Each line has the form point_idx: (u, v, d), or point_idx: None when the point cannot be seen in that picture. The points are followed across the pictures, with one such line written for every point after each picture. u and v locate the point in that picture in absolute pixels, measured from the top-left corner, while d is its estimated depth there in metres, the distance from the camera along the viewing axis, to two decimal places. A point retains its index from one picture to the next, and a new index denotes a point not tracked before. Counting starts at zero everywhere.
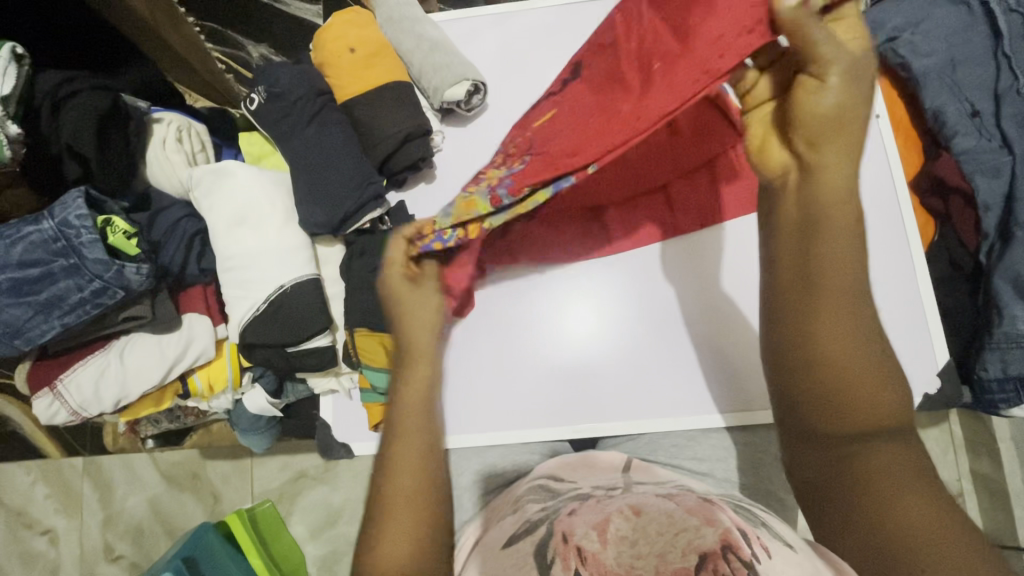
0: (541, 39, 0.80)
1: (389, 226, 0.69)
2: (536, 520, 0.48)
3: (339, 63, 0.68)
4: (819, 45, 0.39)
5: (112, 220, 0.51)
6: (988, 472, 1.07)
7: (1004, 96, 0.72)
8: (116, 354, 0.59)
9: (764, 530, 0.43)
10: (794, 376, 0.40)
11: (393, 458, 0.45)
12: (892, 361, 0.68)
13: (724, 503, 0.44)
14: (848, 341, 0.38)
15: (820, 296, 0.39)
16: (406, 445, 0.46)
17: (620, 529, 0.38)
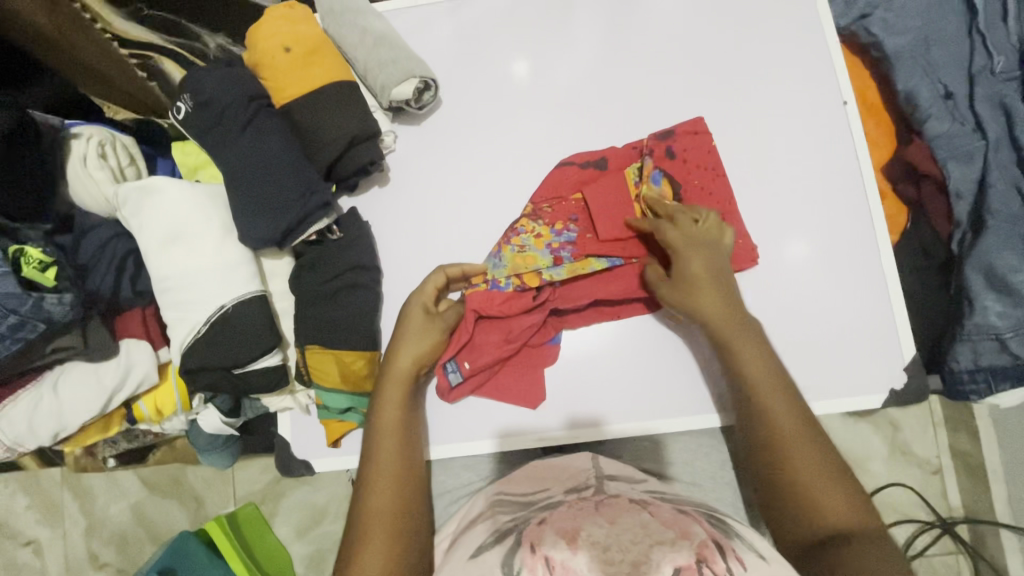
0: (495, 29, 0.76)
1: (338, 236, 0.67)
2: (506, 529, 0.49)
3: (274, 65, 0.64)
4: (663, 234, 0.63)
5: (25, 248, 0.49)
6: (967, 449, 1.07)
7: (979, 76, 0.70)
8: (49, 387, 0.56)
9: (739, 541, 0.44)
10: (769, 480, 0.54)
11: (376, 484, 0.56)
12: (859, 355, 0.67)
13: (699, 515, 0.46)
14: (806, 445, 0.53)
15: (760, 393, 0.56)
16: (383, 470, 0.57)
17: (596, 537, 0.43)
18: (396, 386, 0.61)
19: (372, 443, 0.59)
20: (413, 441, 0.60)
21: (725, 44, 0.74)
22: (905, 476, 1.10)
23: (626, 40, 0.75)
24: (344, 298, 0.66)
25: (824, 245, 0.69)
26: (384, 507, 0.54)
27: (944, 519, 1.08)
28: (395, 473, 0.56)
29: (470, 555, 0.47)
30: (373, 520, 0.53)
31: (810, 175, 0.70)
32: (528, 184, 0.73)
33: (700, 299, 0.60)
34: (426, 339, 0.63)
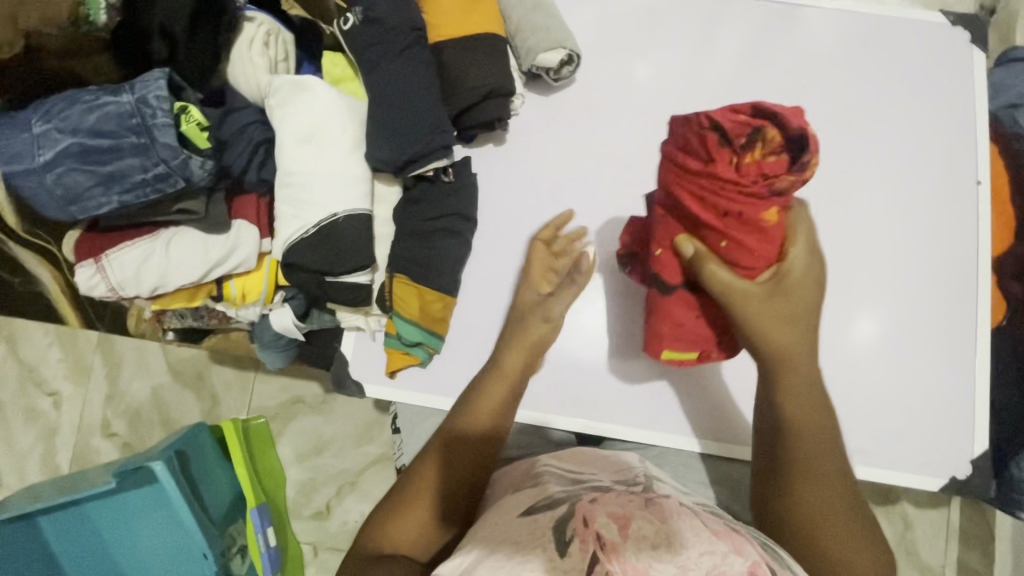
0: (646, 25, 0.77)
1: (450, 179, 0.68)
2: (558, 498, 0.49)
3: (440, 2, 0.66)
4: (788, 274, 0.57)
5: (188, 108, 0.51)
6: (975, 567, 1.04)
7: None
8: (162, 244, 0.58)
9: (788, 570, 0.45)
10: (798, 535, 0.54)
11: (440, 455, 0.57)
12: (925, 434, 0.67)
13: (753, 537, 0.46)
14: (838, 512, 0.54)
15: (801, 462, 0.56)
16: (451, 447, 0.58)
17: (645, 531, 0.43)
18: (498, 380, 0.62)
19: (453, 418, 0.60)
20: (491, 435, 0.60)
21: (866, 100, 0.74)
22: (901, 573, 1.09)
23: (769, 69, 0.75)
24: (441, 240, 0.67)
25: (912, 318, 0.69)
26: (442, 478, 0.56)
27: None
28: (461, 456, 0.57)
29: (519, 515, 0.48)
30: (427, 485, 0.56)
31: (916, 250, 0.71)
32: (638, 182, 0.74)
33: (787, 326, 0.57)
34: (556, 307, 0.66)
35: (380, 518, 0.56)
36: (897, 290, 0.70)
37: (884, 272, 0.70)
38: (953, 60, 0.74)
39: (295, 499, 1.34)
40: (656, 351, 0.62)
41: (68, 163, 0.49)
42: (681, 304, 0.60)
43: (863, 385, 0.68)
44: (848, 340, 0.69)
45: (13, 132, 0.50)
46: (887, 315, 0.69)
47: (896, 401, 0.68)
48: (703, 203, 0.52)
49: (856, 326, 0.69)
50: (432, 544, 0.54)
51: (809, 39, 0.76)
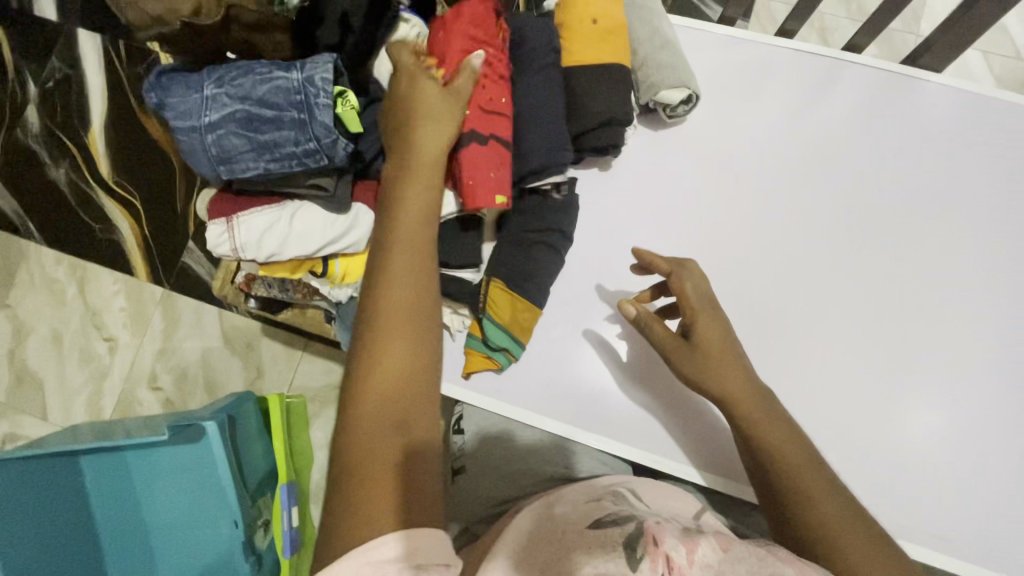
0: (763, 76, 0.78)
1: (561, 196, 0.70)
2: (621, 516, 0.50)
3: (576, 30, 0.69)
4: (703, 326, 0.60)
5: (346, 94, 0.55)
6: None
7: None
8: (288, 214, 0.61)
9: None
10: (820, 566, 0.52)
11: (383, 344, 0.49)
12: (999, 525, 0.66)
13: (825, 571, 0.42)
14: (865, 551, 0.52)
15: (803, 489, 0.56)
16: (393, 345, 0.49)
17: (710, 559, 0.41)
18: (404, 237, 0.52)
19: (364, 375, 0.48)
20: (413, 323, 0.50)
21: (975, 182, 0.74)
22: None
23: (879, 137, 0.76)
24: (539, 253, 0.69)
25: (1001, 404, 0.69)
26: (394, 370, 0.48)
27: None
28: (407, 345, 0.49)
29: (587, 527, 0.49)
30: (383, 379, 0.48)
31: (1008, 341, 0.71)
32: (734, 226, 0.75)
33: (728, 372, 0.59)
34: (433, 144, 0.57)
35: (337, 496, 0.44)
36: (989, 374, 0.70)
37: (976, 353, 0.70)
38: None
39: (318, 483, 1.35)
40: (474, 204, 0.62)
41: (230, 127, 0.53)
42: (486, 154, 0.62)
43: (942, 462, 0.68)
44: (931, 411, 0.69)
45: (186, 90, 0.54)
46: (980, 398, 0.69)
47: (971, 487, 0.67)
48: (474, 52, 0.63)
49: (942, 399, 0.69)
50: (383, 524, 0.42)
51: (927, 114, 0.76)
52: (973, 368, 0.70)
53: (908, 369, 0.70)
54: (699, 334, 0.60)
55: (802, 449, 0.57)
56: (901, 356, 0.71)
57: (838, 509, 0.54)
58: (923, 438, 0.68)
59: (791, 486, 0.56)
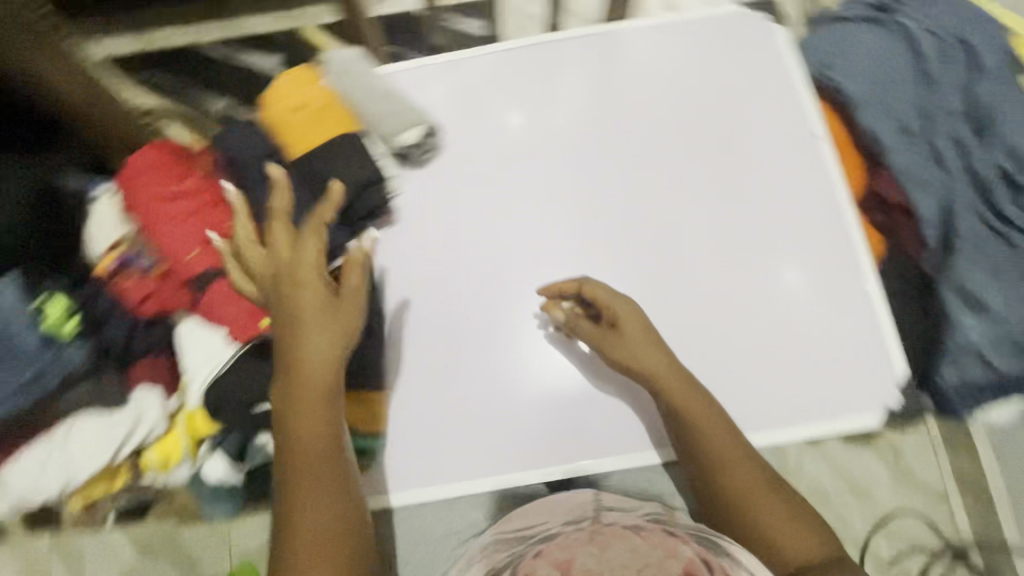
0: (487, 82, 0.81)
1: (355, 274, 0.70)
2: (503, 565, 0.53)
3: (286, 124, 0.68)
4: (623, 316, 0.66)
5: (45, 307, 0.62)
6: None
7: (933, 114, 0.75)
8: (60, 440, 0.60)
9: (726, 557, 0.51)
10: (714, 494, 0.61)
11: (303, 496, 0.50)
12: (859, 375, 0.69)
13: (688, 535, 0.53)
14: (744, 470, 0.61)
15: (703, 433, 0.62)
16: (308, 491, 0.50)
17: (588, 565, 0.48)
18: (310, 386, 0.52)
19: (288, 523, 0.50)
20: (336, 467, 0.52)
21: (698, 92, 0.81)
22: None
23: (607, 90, 0.81)
24: (355, 341, 0.68)
25: (814, 267, 0.72)
26: (320, 520, 0.50)
27: None
28: (312, 491, 0.51)
29: None
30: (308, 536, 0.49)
31: (793, 209, 0.75)
32: (522, 225, 0.76)
33: (653, 354, 0.64)
34: (314, 312, 0.54)
35: None
36: (794, 246, 0.73)
37: (771, 234, 0.74)
38: (760, 36, 0.83)
39: None
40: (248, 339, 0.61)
41: None
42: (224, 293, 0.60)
43: (791, 342, 0.71)
44: (761, 301, 0.72)
45: None
46: (797, 273, 0.73)
47: (821, 350, 0.70)
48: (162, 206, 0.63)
49: (765, 285, 0.72)
50: None
51: (633, 55, 0.83)
52: (777, 248, 0.73)
53: (726, 276, 0.73)
54: (619, 324, 0.66)
55: (706, 403, 0.63)
56: (714, 268, 0.73)
57: (733, 443, 0.62)
58: (767, 331, 0.71)
59: (687, 432, 0.63)
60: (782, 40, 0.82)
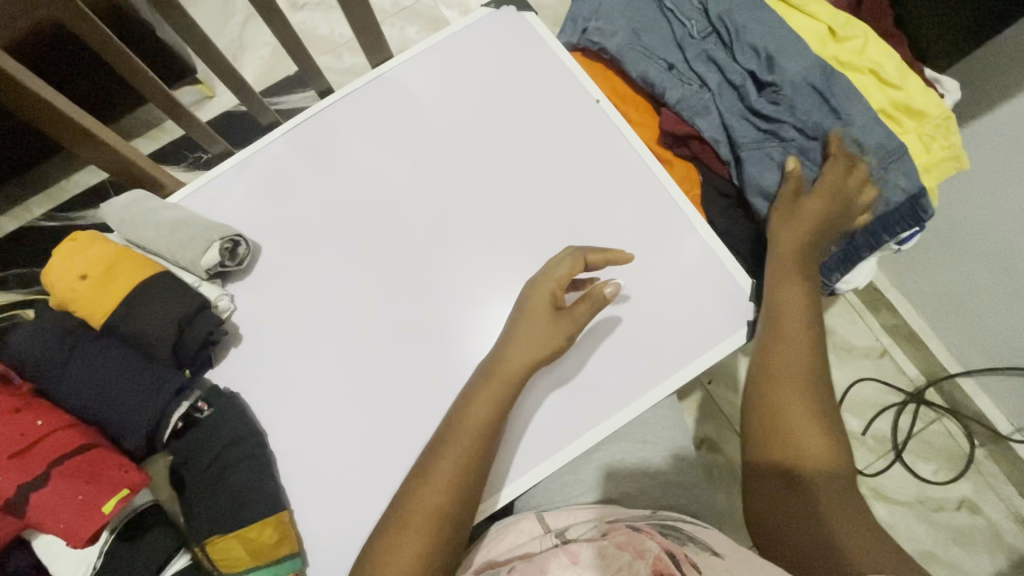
0: (285, 169, 0.82)
1: (208, 411, 0.68)
2: None
3: (78, 295, 0.66)
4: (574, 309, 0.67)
5: None
6: (895, 321, 1.28)
7: (684, 42, 0.79)
8: None
9: (691, 545, 0.56)
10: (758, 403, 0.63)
11: (434, 478, 0.61)
12: (716, 302, 0.71)
13: (652, 529, 0.57)
14: (789, 386, 0.62)
15: (778, 331, 0.65)
16: (446, 464, 0.62)
17: None
18: (487, 403, 0.64)
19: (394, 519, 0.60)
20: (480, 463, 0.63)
21: (479, 99, 0.82)
22: (862, 370, 1.29)
23: (396, 130, 0.82)
24: (230, 474, 0.65)
25: (640, 219, 0.75)
26: (433, 500, 0.60)
27: (915, 393, 1.25)
28: (459, 460, 0.62)
29: None
30: (425, 495, 0.61)
31: (602, 174, 0.77)
32: (365, 290, 0.76)
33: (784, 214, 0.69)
34: (534, 335, 0.66)
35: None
36: (615, 209, 0.75)
37: (592, 205, 0.76)
38: (516, 27, 0.85)
39: None
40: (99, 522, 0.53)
41: None
42: (60, 484, 0.53)
43: (646, 295, 0.72)
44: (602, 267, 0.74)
45: None
46: (629, 231, 0.74)
47: (666, 294, 0.72)
48: None
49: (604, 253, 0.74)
50: None
51: (408, 89, 0.84)
52: (602, 215, 0.75)
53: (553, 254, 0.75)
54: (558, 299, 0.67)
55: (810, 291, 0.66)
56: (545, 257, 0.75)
57: (795, 349, 0.64)
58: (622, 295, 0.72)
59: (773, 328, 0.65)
60: (539, 26, 0.85)
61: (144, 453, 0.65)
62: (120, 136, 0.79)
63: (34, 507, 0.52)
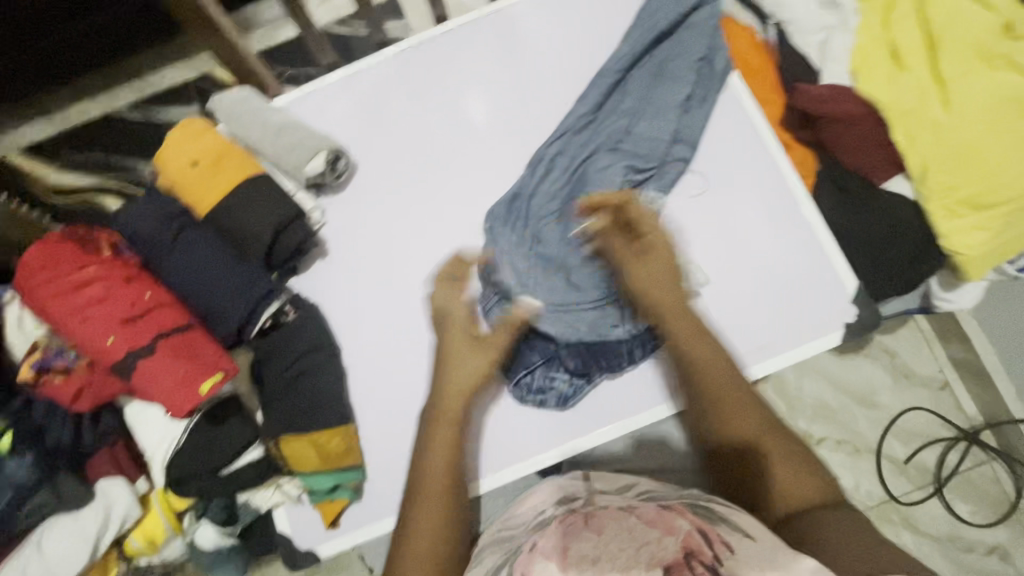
0: (392, 90, 0.80)
1: (293, 316, 0.68)
2: (498, 564, 0.50)
3: (188, 181, 0.67)
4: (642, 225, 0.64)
5: None
6: (965, 355, 1.13)
7: (834, 27, 0.74)
8: (30, 550, 0.59)
9: (724, 523, 0.45)
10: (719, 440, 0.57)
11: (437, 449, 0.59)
12: (816, 297, 0.68)
13: (684, 506, 0.47)
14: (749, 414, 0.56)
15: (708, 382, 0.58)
16: (442, 441, 0.60)
17: (583, 551, 0.44)
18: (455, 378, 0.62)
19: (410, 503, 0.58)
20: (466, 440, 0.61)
21: (600, 46, 0.78)
22: (913, 399, 1.17)
23: (510, 63, 0.79)
24: (306, 381, 0.66)
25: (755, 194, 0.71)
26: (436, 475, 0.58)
27: (969, 432, 1.14)
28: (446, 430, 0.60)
29: None
30: (432, 480, 0.58)
31: (719, 145, 0.72)
32: (453, 225, 0.75)
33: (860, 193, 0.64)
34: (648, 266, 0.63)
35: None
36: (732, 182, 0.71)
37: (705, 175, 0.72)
38: None
39: None
40: (191, 403, 0.56)
41: None
42: (164, 357, 0.56)
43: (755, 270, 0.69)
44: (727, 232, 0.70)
45: None
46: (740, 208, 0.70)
47: (762, 282, 0.68)
48: (62, 284, 0.58)
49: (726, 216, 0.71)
50: None
51: (526, 23, 0.80)
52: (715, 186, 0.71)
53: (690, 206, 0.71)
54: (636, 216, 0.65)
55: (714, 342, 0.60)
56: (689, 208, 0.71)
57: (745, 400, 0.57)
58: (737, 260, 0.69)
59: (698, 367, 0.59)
60: None
61: (233, 343, 0.67)
62: (237, 30, 0.78)
63: (138, 374, 0.56)
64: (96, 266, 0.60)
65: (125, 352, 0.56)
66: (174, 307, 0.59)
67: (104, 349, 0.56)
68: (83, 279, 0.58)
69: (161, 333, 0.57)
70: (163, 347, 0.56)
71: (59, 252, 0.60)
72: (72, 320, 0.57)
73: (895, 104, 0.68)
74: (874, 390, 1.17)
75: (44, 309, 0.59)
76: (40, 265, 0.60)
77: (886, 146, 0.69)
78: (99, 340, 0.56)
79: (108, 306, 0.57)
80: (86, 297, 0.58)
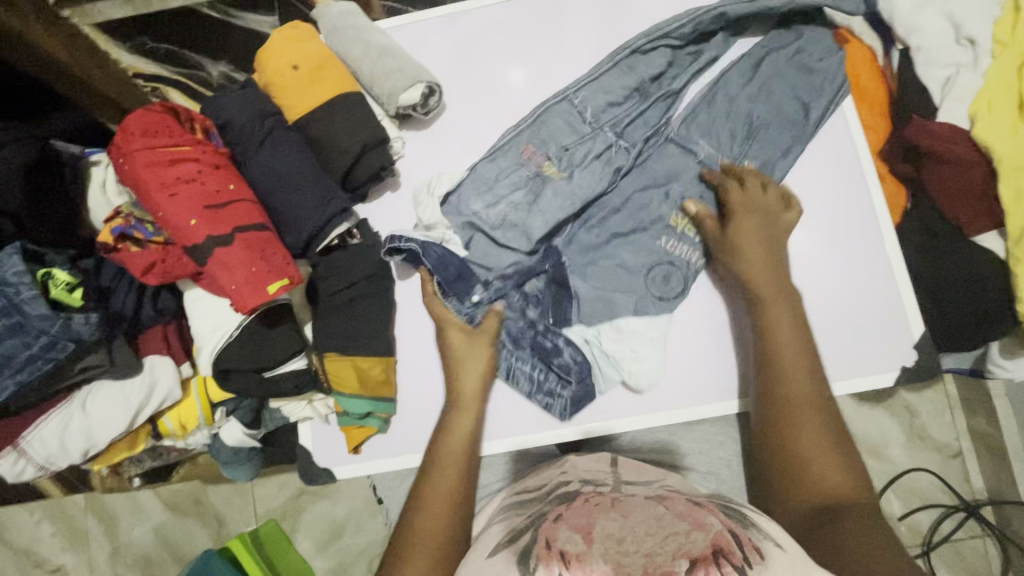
0: (495, 36, 0.78)
1: (358, 240, 0.68)
2: (521, 527, 0.47)
3: (284, 84, 0.67)
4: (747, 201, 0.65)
5: (52, 273, 0.58)
6: (985, 429, 0.99)
7: (962, 69, 0.71)
8: (78, 406, 0.64)
9: (755, 530, 0.43)
10: (773, 441, 0.56)
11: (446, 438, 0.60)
12: (875, 336, 0.67)
13: (716, 507, 0.44)
14: (805, 409, 0.55)
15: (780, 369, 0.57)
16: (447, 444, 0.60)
17: (609, 530, 0.40)
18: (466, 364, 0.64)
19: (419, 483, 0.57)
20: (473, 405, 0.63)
21: None
22: (923, 460, 1.02)
23: (620, 34, 0.76)
24: (361, 306, 0.66)
25: (841, 218, 0.69)
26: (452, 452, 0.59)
27: (968, 503, 1.00)
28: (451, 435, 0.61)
29: (485, 558, 0.44)
30: (451, 445, 0.60)
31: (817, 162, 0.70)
32: None
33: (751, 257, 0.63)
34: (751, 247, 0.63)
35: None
36: (817, 203, 0.70)
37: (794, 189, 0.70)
38: None
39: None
40: (255, 301, 0.56)
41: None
42: (241, 250, 0.56)
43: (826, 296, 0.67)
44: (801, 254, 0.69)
45: None
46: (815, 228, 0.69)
47: (824, 312, 0.67)
48: (154, 155, 0.59)
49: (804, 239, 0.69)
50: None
51: None
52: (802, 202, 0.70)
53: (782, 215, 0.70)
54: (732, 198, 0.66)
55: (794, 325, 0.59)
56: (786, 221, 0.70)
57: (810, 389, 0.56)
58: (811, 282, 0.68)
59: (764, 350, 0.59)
60: None
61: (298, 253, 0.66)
62: None
63: (214, 261, 0.56)
64: (190, 147, 0.60)
65: (205, 236, 0.57)
66: (255, 206, 0.60)
67: (184, 229, 0.57)
68: (176, 155, 0.59)
69: (242, 227, 0.58)
70: (241, 240, 0.57)
71: (157, 123, 0.61)
72: (159, 194, 0.58)
73: (1012, 159, 0.65)
74: (886, 441, 1.03)
75: (131, 176, 0.59)
76: (135, 132, 0.60)
77: (985, 199, 0.67)
78: (182, 220, 0.57)
79: (198, 188, 0.58)
80: (176, 175, 0.58)
